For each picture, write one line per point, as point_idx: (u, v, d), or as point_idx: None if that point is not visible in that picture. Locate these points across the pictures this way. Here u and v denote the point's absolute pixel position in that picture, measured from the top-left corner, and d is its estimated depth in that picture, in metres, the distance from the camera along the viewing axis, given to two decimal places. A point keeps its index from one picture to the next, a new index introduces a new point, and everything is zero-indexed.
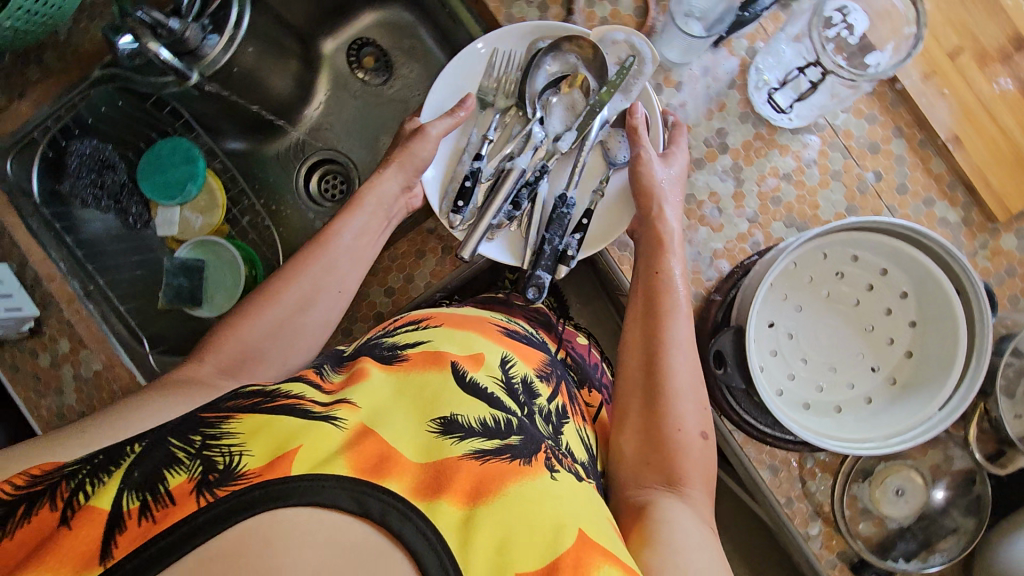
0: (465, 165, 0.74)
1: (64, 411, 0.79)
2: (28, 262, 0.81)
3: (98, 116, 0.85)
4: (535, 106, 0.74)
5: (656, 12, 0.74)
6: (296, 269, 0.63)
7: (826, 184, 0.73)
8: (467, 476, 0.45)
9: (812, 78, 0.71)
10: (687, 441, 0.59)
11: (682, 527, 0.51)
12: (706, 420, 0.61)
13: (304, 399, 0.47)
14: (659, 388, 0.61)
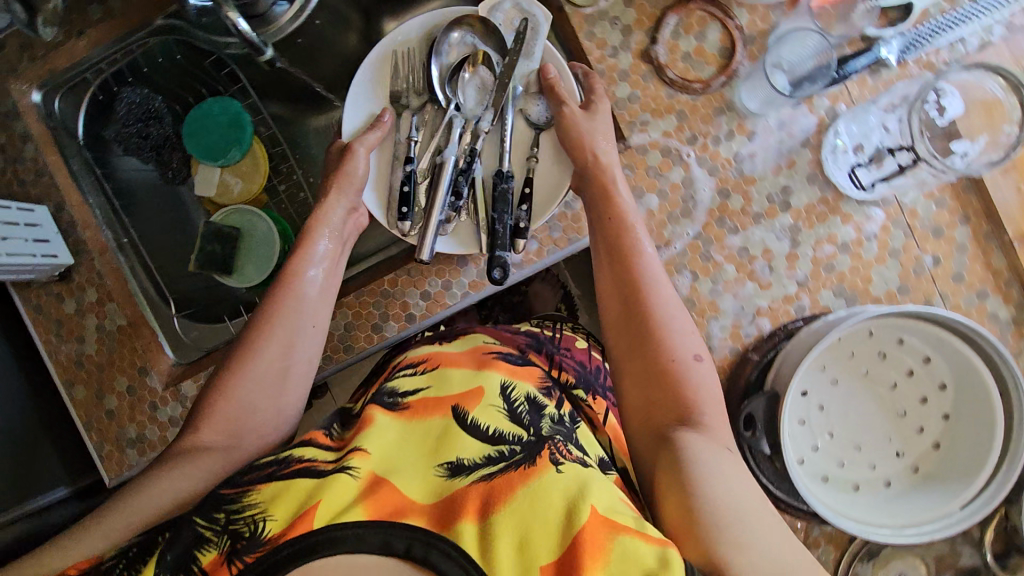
0: (398, 170, 0.75)
1: (83, 359, 0.80)
2: (65, 205, 0.80)
3: (154, 66, 0.83)
4: (448, 90, 0.76)
5: (741, 57, 0.72)
6: (262, 318, 0.64)
7: (882, 260, 0.72)
8: (476, 496, 0.46)
9: (901, 162, 0.70)
10: (682, 370, 0.58)
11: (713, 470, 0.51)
12: (695, 340, 0.61)
13: (316, 461, 0.48)
14: (644, 337, 0.60)
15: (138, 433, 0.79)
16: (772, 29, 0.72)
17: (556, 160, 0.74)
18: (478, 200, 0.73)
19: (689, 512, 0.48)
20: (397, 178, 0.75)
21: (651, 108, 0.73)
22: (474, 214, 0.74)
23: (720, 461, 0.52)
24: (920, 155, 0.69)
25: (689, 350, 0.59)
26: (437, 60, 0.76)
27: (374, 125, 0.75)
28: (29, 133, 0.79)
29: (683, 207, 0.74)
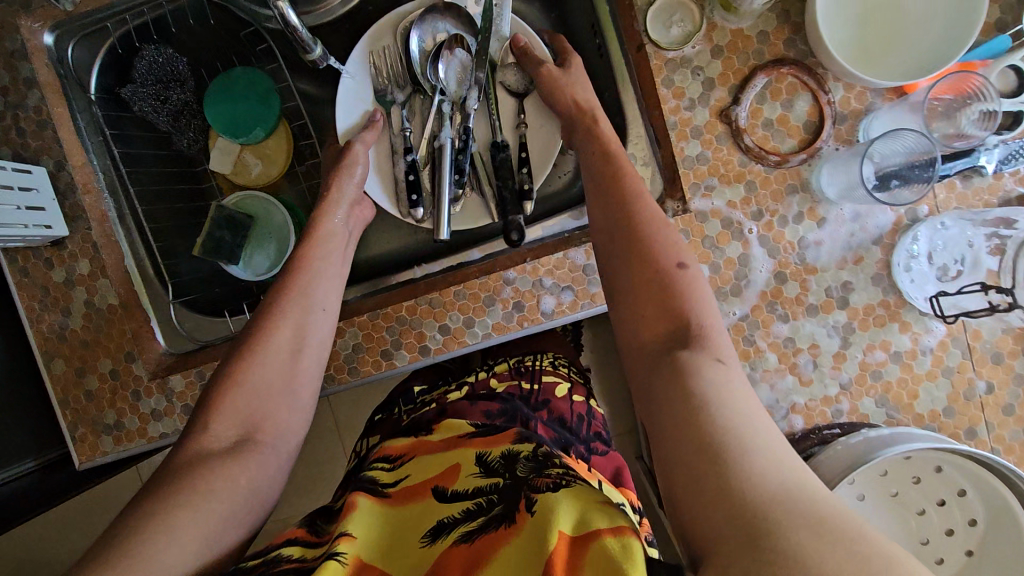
0: (399, 162, 0.76)
1: (67, 333, 0.72)
2: (66, 163, 0.72)
3: (182, 26, 0.75)
4: (429, 77, 0.75)
5: (828, 134, 0.66)
6: (256, 324, 0.62)
7: (933, 377, 0.68)
8: (459, 563, 0.44)
9: (994, 301, 0.62)
10: (664, 279, 0.53)
11: (709, 386, 0.44)
12: (681, 249, 0.55)
13: (297, 560, 0.45)
14: (635, 260, 0.55)
15: (118, 419, 0.72)
16: (867, 111, 0.65)
17: (542, 122, 0.77)
18: (484, 175, 0.75)
19: (679, 440, 0.41)
20: (402, 172, 0.76)
21: (720, 173, 0.67)
22: (478, 183, 0.76)
23: (716, 379, 0.45)
24: (1016, 302, 0.61)
25: (671, 257, 0.54)
26: (415, 47, 0.74)
27: (368, 125, 0.75)
28: (35, 79, 0.72)
29: (734, 284, 0.68)
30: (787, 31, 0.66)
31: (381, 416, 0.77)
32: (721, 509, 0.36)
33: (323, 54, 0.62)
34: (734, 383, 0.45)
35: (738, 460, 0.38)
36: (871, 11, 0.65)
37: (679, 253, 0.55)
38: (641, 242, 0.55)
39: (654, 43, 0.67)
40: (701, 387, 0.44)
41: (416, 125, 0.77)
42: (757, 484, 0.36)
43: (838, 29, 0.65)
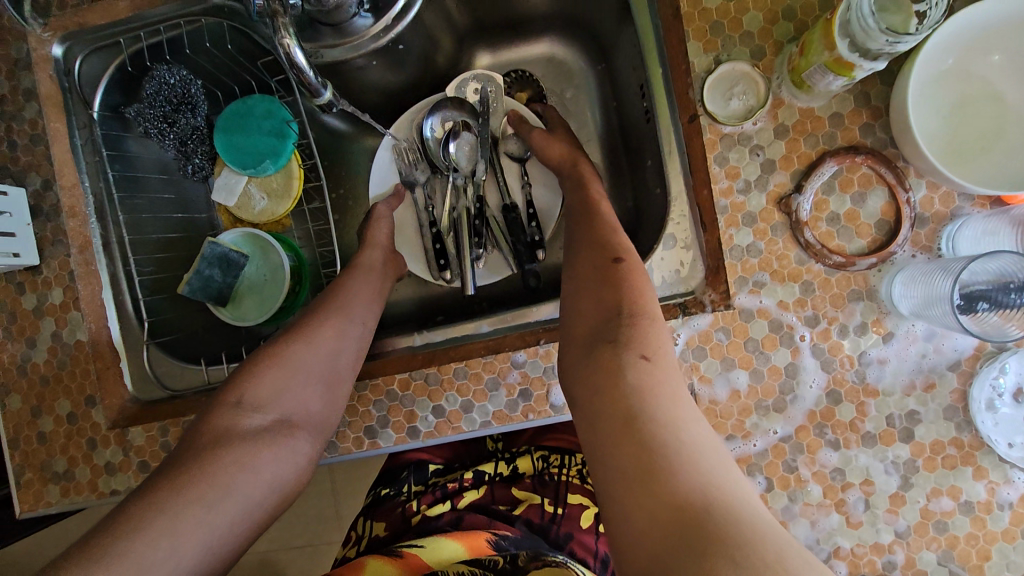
0: (425, 233, 0.77)
1: (29, 367, 0.67)
2: (54, 182, 0.67)
3: (199, 49, 0.69)
4: (441, 157, 0.76)
5: (904, 237, 0.56)
6: (297, 335, 0.59)
7: (1010, 537, 0.56)
8: None
9: None
10: (603, 278, 0.53)
11: (639, 387, 0.44)
12: (624, 246, 0.56)
13: None
14: (585, 269, 0.55)
15: (67, 469, 0.66)
16: (952, 215, 0.56)
17: (549, 183, 0.77)
18: (501, 235, 0.75)
19: (611, 443, 0.42)
20: (429, 242, 0.77)
21: (772, 269, 0.58)
22: (496, 241, 0.75)
23: (645, 379, 0.44)
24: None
25: (609, 253, 0.55)
26: (425, 133, 0.76)
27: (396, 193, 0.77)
28: (36, 90, 0.67)
29: (777, 398, 0.58)
30: (865, 116, 0.57)
31: (387, 492, 0.72)
32: (649, 512, 0.37)
33: (334, 97, 0.57)
34: (663, 382, 0.45)
35: (668, 466, 0.38)
36: (965, 102, 0.55)
37: (620, 250, 0.55)
38: (592, 253, 0.56)
39: (710, 114, 0.59)
40: (632, 387, 0.44)
41: (438, 199, 0.78)
42: (681, 487, 0.37)
43: (926, 120, 0.56)
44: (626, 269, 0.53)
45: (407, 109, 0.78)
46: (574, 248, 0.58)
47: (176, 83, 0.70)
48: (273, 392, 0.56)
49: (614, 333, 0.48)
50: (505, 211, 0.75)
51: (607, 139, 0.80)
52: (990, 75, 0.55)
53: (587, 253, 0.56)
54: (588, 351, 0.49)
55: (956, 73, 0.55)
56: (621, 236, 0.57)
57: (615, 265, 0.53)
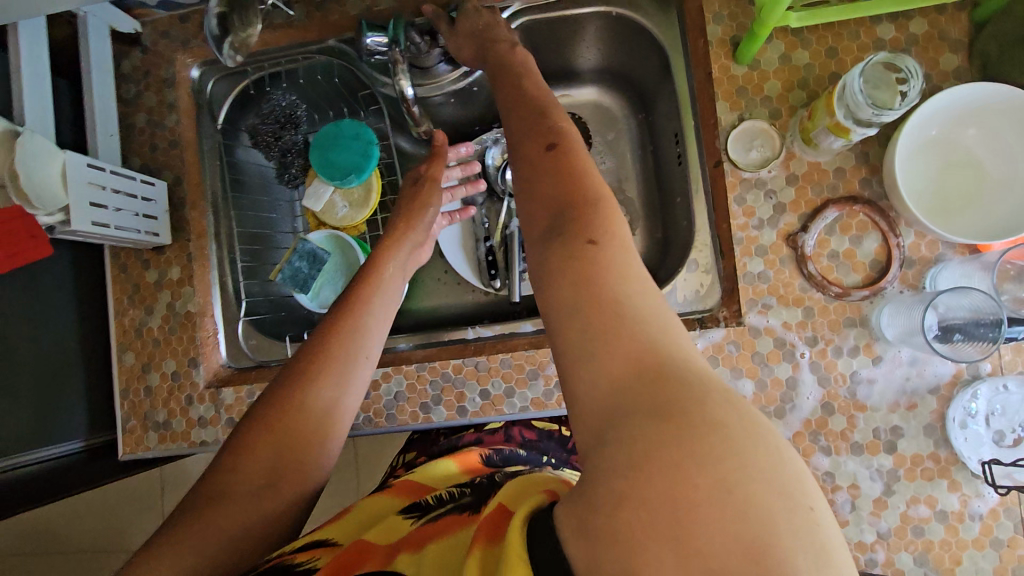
0: (479, 246, 0.89)
1: (144, 330, 0.80)
2: (182, 180, 0.81)
3: (310, 81, 0.85)
4: (498, 183, 0.90)
5: (894, 276, 0.66)
6: (299, 370, 0.59)
7: (980, 545, 0.64)
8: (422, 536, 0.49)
9: None
10: (544, 169, 0.49)
11: (590, 268, 0.41)
12: (564, 130, 0.52)
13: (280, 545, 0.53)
14: (527, 164, 0.51)
15: (166, 419, 0.78)
16: (936, 260, 0.66)
17: None
18: None
19: (565, 326, 0.40)
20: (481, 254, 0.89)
21: (778, 294, 0.69)
22: None
23: (594, 259, 0.42)
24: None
25: (543, 141, 0.51)
26: (487, 162, 0.90)
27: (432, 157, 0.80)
28: (176, 105, 0.82)
29: (778, 406, 0.68)
30: (864, 172, 0.68)
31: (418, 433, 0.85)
32: (606, 385, 0.36)
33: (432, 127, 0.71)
34: (614, 257, 0.42)
35: (615, 339, 0.37)
36: (948, 167, 0.66)
37: (555, 136, 0.51)
38: (531, 145, 0.51)
39: (733, 161, 0.70)
40: (583, 269, 0.41)
41: (491, 220, 0.91)
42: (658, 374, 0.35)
43: (915, 179, 0.67)
44: (563, 155, 0.49)
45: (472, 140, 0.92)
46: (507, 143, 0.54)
47: (284, 105, 0.86)
48: (267, 443, 0.55)
49: (563, 224, 0.45)
50: None
51: (641, 176, 0.92)
52: (969, 145, 0.66)
53: (523, 144, 0.52)
54: (543, 241, 0.46)
55: (939, 141, 0.66)
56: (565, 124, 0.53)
57: (553, 153, 0.49)
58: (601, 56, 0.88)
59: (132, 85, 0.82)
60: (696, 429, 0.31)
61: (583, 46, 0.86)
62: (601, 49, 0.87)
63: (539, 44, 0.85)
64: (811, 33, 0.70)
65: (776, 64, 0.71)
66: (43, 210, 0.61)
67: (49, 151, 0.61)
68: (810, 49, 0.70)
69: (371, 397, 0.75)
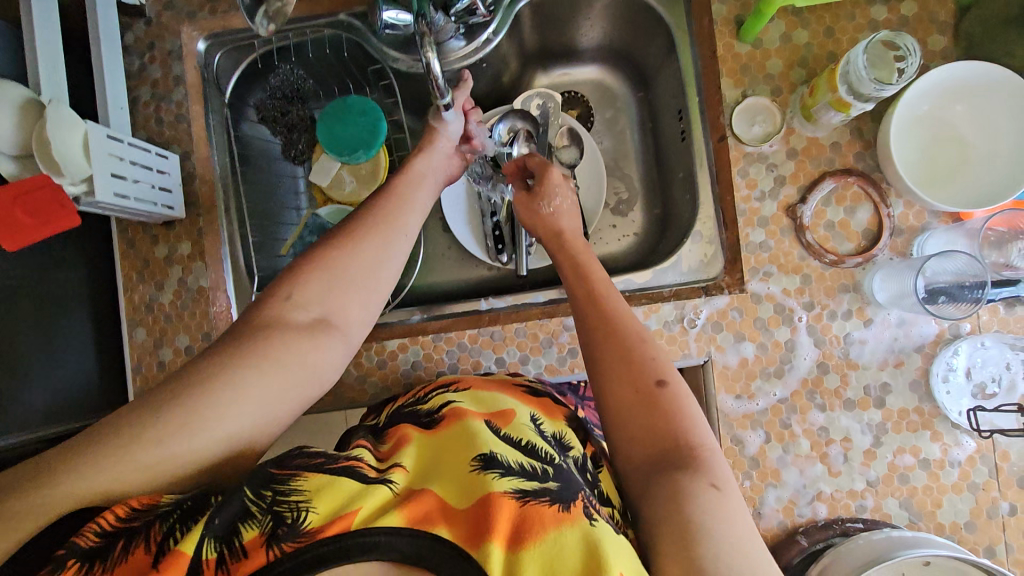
0: (485, 221, 0.91)
1: (155, 305, 0.80)
2: (191, 155, 0.81)
3: (318, 54, 0.84)
4: (504, 158, 0.91)
5: (884, 244, 0.71)
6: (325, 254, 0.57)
7: (958, 489, 0.70)
8: (507, 518, 0.44)
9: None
10: (650, 408, 0.52)
11: (700, 518, 0.45)
12: (661, 364, 0.54)
13: (362, 462, 0.49)
14: (620, 384, 0.54)
15: None
16: (923, 228, 0.71)
17: (594, 185, 0.92)
18: None
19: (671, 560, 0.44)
20: (489, 229, 0.91)
21: (779, 262, 0.73)
22: None
23: (707, 506, 0.45)
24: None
25: (651, 376, 0.53)
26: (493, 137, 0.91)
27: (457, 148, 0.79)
28: (184, 78, 0.81)
29: (777, 366, 0.72)
30: (858, 146, 0.72)
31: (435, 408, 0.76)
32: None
33: (451, 101, 0.72)
34: (725, 512, 0.45)
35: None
36: (935, 142, 0.71)
37: (660, 370, 0.54)
38: (622, 366, 0.55)
39: (736, 136, 0.74)
40: (687, 514, 0.45)
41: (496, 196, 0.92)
42: None
43: (907, 153, 0.72)
44: (668, 393, 0.52)
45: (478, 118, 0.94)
46: (604, 351, 0.56)
47: (293, 80, 0.84)
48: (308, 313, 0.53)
49: (668, 466, 0.49)
50: None
51: (643, 152, 0.95)
52: (956, 121, 0.70)
53: (624, 371, 0.54)
54: (647, 483, 0.49)
55: (928, 117, 0.71)
56: (655, 348, 0.56)
57: (661, 389, 0.53)
58: (604, 35, 0.90)
59: (137, 58, 0.82)
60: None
61: (587, 23, 0.88)
62: (605, 28, 0.89)
63: (547, 20, 0.86)
64: (810, 14, 0.73)
65: (777, 43, 0.74)
66: (69, 177, 0.62)
67: (71, 121, 0.62)
68: (809, 29, 0.73)
69: (388, 366, 0.78)
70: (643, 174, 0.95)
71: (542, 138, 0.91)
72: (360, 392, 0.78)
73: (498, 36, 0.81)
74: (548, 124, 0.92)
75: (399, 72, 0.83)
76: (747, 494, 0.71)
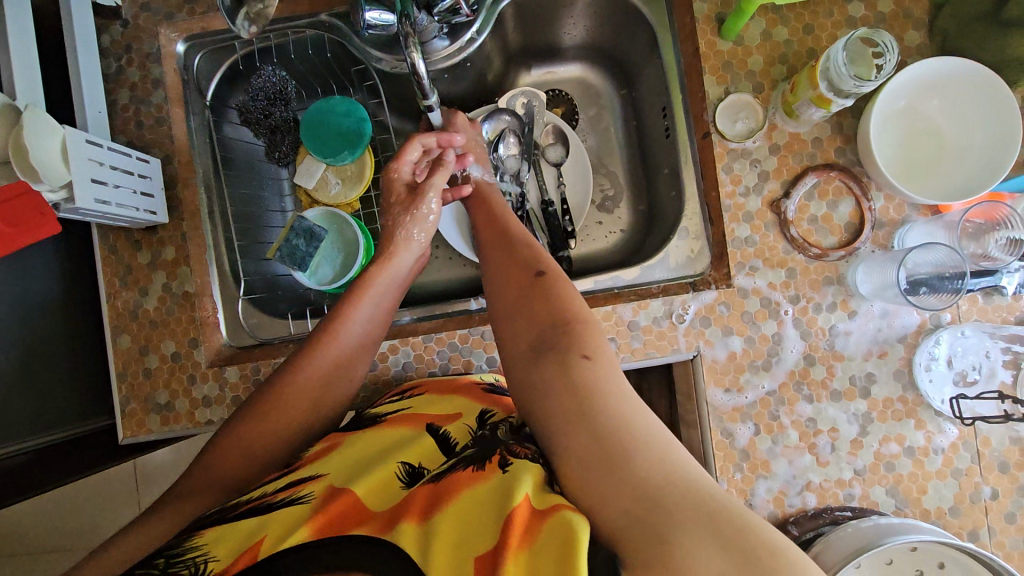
0: None
1: (140, 312, 0.79)
2: (173, 158, 0.80)
3: (301, 55, 0.83)
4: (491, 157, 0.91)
5: (866, 237, 0.72)
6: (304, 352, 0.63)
7: (942, 475, 0.71)
8: (418, 503, 0.47)
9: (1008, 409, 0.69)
10: (532, 293, 0.60)
11: (584, 383, 0.49)
12: (543, 262, 0.63)
13: (265, 498, 0.51)
14: (513, 284, 0.62)
15: (168, 401, 0.77)
16: (903, 221, 0.72)
17: (581, 183, 0.93)
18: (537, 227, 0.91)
19: (568, 434, 0.46)
20: None
21: (764, 257, 0.74)
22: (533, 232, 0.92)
23: (589, 371, 0.50)
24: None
25: (532, 271, 0.62)
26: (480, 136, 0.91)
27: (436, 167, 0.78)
28: (163, 81, 0.80)
29: (765, 359, 0.73)
30: (838, 141, 0.73)
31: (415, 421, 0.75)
32: (614, 487, 0.42)
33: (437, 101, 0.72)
34: (601, 373, 0.50)
35: (621, 451, 0.43)
36: (913, 135, 0.73)
37: (542, 266, 0.62)
38: (510, 267, 0.64)
39: (719, 132, 0.75)
40: (570, 378, 0.50)
41: None
42: (637, 454, 0.43)
43: (885, 147, 0.73)
44: (548, 280, 0.61)
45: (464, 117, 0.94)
46: (500, 265, 0.65)
47: (275, 82, 0.83)
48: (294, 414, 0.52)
49: (553, 340, 0.54)
50: (543, 207, 0.91)
51: (628, 150, 0.95)
52: (931, 113, 0.72)
53: (514, 275, 0.63)
54: (533, 358, 0.54)
55: (905, 111, 0.72)
56: (542, 254, 0.65)
57: (540, 279, 0.61)
58: (587, 33, 0.90)
59: (114, 61, 0.81)
60: (709, 519, 0.38)
61: (570, 22, 0.88)
62: (588, 26, 0.89)
63: (530, 18, 0.86)
64: (789, 11, 0.75)
65: (758, 40, 0.75)
66: (48, 184, 0.61)
67: (49, 127, 0.61)
68: (788, 26, 0.75)
69: (379, 368, 0.77)
70: (629, 171, 0.96)
71: (529, 136, 0.92)
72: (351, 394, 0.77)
73: (481, 36, 0.81)
74: (533, 123, 0.92)
75: (384, 72, 0.83)
76: (738, 486, 0.72)
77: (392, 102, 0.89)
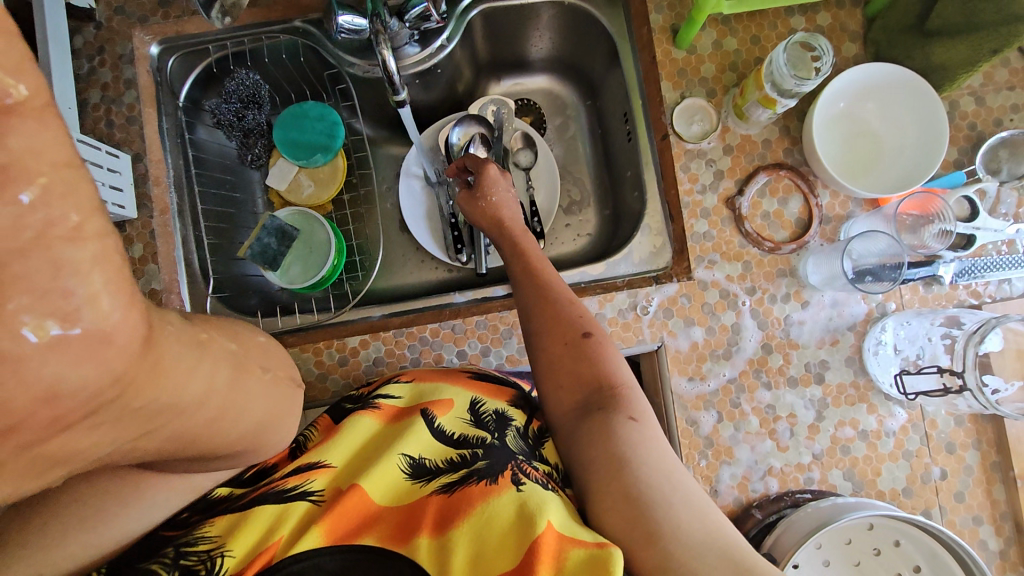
0: (444, 222, 0.93)
1: None
2: (143, 157, 0.79)
3: (274, 60, 0.85)
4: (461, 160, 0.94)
5: (815, 232, 0.77)
6: (146, 391, 0.34)
7: (895, 457, 0.75)
8: (433, 513, 0.54)
9: (948, 383, 0.70)
10: (575, 354, 0.61)
11: (625, 444, 0.52)
12: (587, 319, 0.64)
13: (275, 485, 0.57)
14: (551, 338, 0.63)
15: None
16: (848, 216, 0.77)
17: (549, 187, 0.96)
18: None
19: (608, 488, 0.51)
20: (448, 230, 0.93)
21: (722, 250, 0.78)
22: None
23: (633, 432, 0.54)
24: (966, 385, 0.68)
25: (578, 329, 0.63)
26: (450, 141, 0.94)
27: None
28: (135, 81, 0.81)
29: (725, 348, 0.76)
30: (786, 142, 0.79)
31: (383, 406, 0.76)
32: (650, 544, 0.46)
33: (406, 98, 0.74)
34: (646, 437, 0.54)
35: (655, 500, 0.48)
36: (853, 137, 0.78)
37: (586, 324, 0.63)
38: (549, 319, 0.64)
39: (677, 134, 0.79)
40: (614, 442, 0.53)
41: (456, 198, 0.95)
42: (679, 518, 0.47)
43: (828, 147, 0.78)
44: (594, 342, 0.62)
45: (436, 122, 0.97)
46: (539, 318, 0.65)
47: (249, 85, 0.84)
48: (46, 367, 0.27)
49: (597, 402, 0.58)
50: None
51: (593, 155, 1.00)
52: (869, 117, 0.78)
53: (554, 330, 0.63)
54: (578, 420, 0.58)
55: (845, 114, 0.78)
56: (581, 308, 0.65)
57: (584, 340, 0.62)
58: (552, 46, 0.95)
59: (85, 61, 0.82)
60: None
61: (536, 34, 0.92)
62: (553, 39, 0.93)
63: (498, 31, 0.90)
64: (737, 23, 0.80)
65: (710, 49, 0.81)
66: None
67: None
68: (737, 36, 0.80)
69: (350, 363, 0.78)
70: (594, 177, 0.99)
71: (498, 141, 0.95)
72: (321, 391, 0.77)
73: (451, 43, 0.84)
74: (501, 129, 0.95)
75: (356, 79, 0.85)
76: (704, 473, 0.74)
77: (364, 106, 0.91)
